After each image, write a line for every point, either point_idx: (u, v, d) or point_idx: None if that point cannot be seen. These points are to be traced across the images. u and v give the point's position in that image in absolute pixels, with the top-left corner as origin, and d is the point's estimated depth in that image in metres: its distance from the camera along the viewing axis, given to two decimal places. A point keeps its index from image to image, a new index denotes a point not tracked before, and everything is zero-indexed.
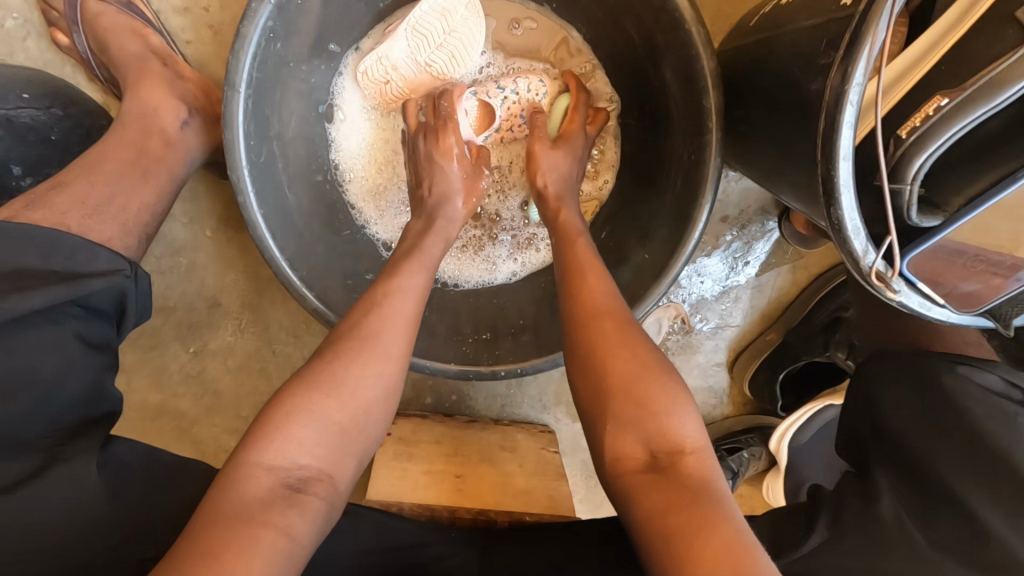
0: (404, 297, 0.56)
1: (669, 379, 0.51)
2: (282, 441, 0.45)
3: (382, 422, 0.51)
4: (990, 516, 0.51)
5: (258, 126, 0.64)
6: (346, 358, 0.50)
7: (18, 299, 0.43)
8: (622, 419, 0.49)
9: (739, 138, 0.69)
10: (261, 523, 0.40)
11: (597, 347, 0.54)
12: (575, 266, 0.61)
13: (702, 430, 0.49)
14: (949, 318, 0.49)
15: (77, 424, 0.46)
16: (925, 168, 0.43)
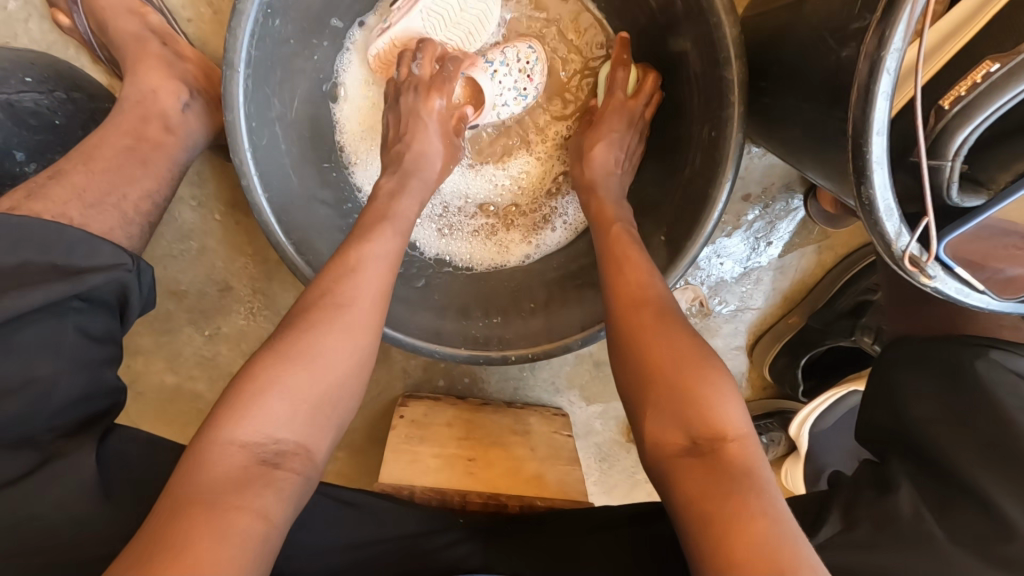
0: (373, 263, 0.54)
1: (709, 362, 0.48)
2: (246, 417, 0.43)
3: (356, 388, 0.49)
4: (1015, 509, 0.48)
5: (259, 106, 0.63)
6: (315, 327, 0.49)
7: (14, 297, 0.42)
8: (660, 405, 0.47)
9: (764, 113, 0.64)
10: (228, 505, 0.38)
11: (645, 332, 0.52)
12: (612, 256, 0.60)
13: (745, 416, 0.46)
14: (989, 305, 0.45)
15: (77, 417, 0.47)
16: (970, 142, 0.38)
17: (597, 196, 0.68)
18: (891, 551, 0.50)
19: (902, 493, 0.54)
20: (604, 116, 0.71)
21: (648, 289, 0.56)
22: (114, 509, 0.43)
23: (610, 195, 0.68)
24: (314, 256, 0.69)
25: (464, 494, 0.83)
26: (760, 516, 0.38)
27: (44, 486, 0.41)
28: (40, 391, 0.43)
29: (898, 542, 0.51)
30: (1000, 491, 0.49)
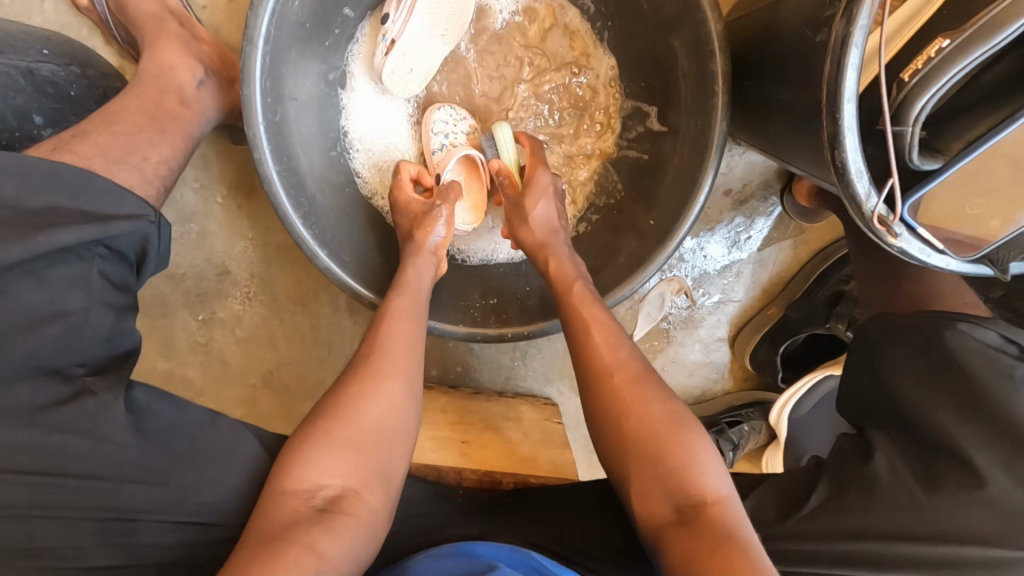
0: (402, 332, 0.62)
1: (680, 427, 0.53)
2: (308, 466, 0.49)
3: (402, 446, 0.55)
4: (985, 462, 0.51)
5: (274, 84, 0.66)
6: (357, 384, 0.55)
7: (48, 234, 0.43)
8: (647, 472, 0.51)
9: (746, 106, 0.70)
10: (295, 543, 0.43)
11: (622, 397, 0.56)
12: (578, 317, 0.64)
13: (724, 483, 0.51)
14: (948, 265, 0.49)
15: (104, 357, 0.47)
16: (928, 109, 0.43)
17: (550, 252, 0.72)
18: (880, 512, 0.54)
19: (881, 458, 0.57)
20: (529, 180, 0.76)
21: (623, 353, 0.59)
22: (138, 444, 0.44)
23: (563, 251, 0.72)
24: (320, 231, 0.72)
25: (460, 471, 0.84)
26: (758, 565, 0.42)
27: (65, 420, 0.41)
28: (72, 323, 0.44)
29: (878, 505, 0.54)
30: (973, 446, 0.52)
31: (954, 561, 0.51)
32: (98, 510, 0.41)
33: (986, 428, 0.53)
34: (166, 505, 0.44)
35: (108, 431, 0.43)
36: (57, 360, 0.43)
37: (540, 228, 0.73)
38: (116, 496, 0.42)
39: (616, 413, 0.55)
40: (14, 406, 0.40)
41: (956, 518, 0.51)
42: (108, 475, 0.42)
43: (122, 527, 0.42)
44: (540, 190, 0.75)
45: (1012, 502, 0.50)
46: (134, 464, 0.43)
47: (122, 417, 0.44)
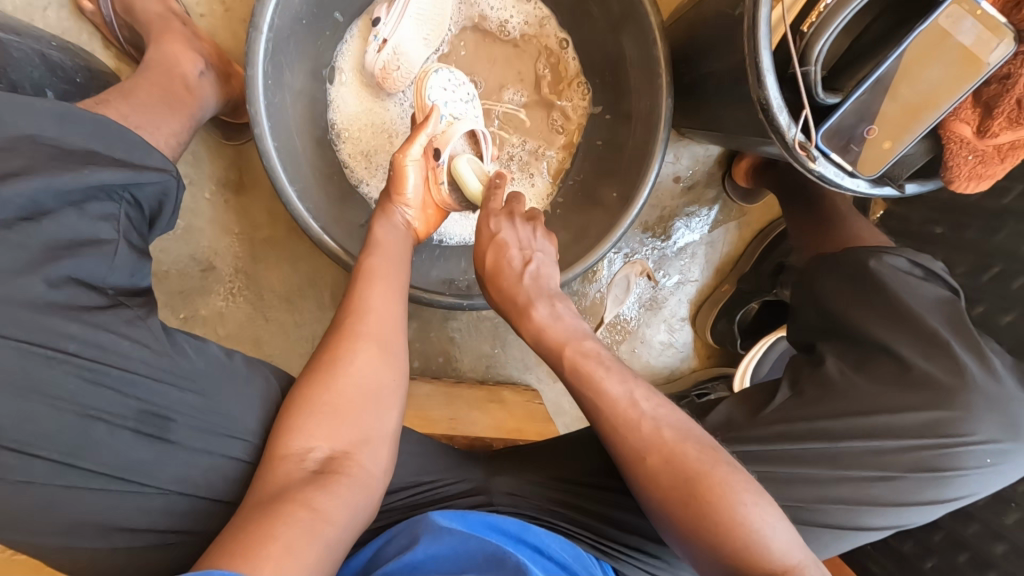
0: (378, 295, 0.61)
1: (734, 486, 0.50)
2: (298, 432, 0.51)
3: (390, 403, 0.56)
4: (913, 354, 0.63)
5: (274, 69, 0.73)
6: (342, 345, 0.56)
7: (92, 170, 0.48)
8: (700, 540, 0.49)
9: (686, 90, 0.83)
10: (290, 502, 0.45)
11: (670, 467, 0.52)
12: (588, 376, 0.59)
13: (789, 544, 0.48)
14: (858, 187, 0.60)
15: (129, 287, 0.50)
16: (824, 51, 0.55)
17: (532, 317, 0.66)
18: (834, 400, 0.62)
19: (830, 362, 0.66)
20: (484, 227, 0.70)
21: (660, 419, 0.55)
22: (172, 353, 0.48)
23: (548, 304, 0.67)
24: (312, 207, 0.77)
25: (452, 437, 0.89)
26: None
27: (98, 321, 0.44)
28: (104, 252, 0.48)
29: (831, 396, 0.62)
30: (898, 340, 0.64)
31: (899, 431, 0.60)
32: (134, 402, 0.45)
33: (905, 325, 0.64)
34: (195, 410, 0.48)
35: (142, 337, 0.47)
36: (94, 276, 0.47)
37: (512, 293, 0.67)
38: (151, 392, 0.46)
39: (665, 483, 0.52)
40: (64, 301, 0.43)
41: (897, 397, 0.61)
42: (146, 373, 0.46)
43: (157, 421, 0.46)
44: (495, 244, 0.68)
45: (933, 378, 0.61)
46: (168, 368, 0.47)
47: (156, 328, 0.48)
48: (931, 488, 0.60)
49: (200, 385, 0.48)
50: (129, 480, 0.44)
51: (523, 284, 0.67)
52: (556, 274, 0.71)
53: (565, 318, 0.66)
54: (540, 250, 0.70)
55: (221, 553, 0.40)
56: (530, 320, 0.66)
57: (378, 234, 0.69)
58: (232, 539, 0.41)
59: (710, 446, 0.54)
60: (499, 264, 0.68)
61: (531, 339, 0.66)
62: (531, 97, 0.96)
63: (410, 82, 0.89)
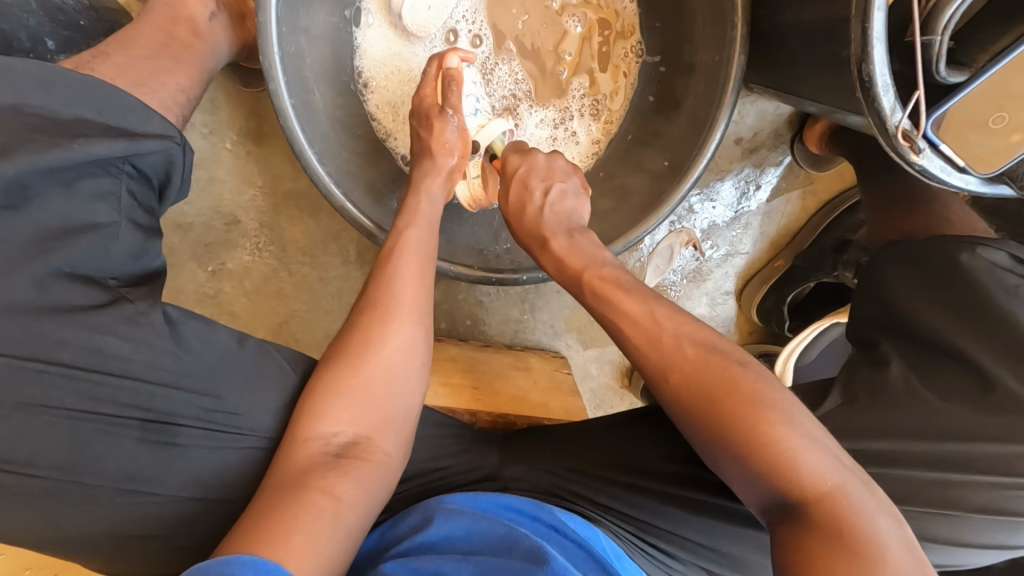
0: (405, 271, 0.57)
1: (779, 403, 0.44)
2: (321, 416, 0.49)
3: (415, 386, 0.54)
4: (997, 370, 0.50)
5: (287, 13, 0.65)
6: (375, 321, 0.54)
7: (81, 142, 0.43)
8: (730, 458, 0.44)
9: (762, 41, 0.70)
10: (311, 487, 0.44)
11: (691, 385, 0.47)
12: (597, 294, 0.56)
13: (833, 467, 0.41)
14: (967, 185, 0.50)
15: (134, 275, 0.47)
16: (958, 16, 0.43)
17: (551, 248, 0.62)
18: (891, 411, 0.52)
19: (894, 367, 0.55)
20: (511, 161, 0.66)
21: (685, 333, 0.49)
22: (175, 352, 0.45)
23: (581, 237, 0.62)
24: (334, 170, 0.71)
25: (474, 412, 0.85)
26: None
27: (98, 322, 0.42)
28: (102, 236, 0.44)
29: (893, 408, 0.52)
30: (982, 352, 0.51)
31: (962, 457, 0.49)
32: (135, 411, 0.43)
33: (990, 331, 0.52)
34: (203, 414, 0.46)
35: (141, 335, 0.44)
36: (93, 270, 0.44)
37: (534, 226, 0.63)
38: (155, 399, 0.44)
39: (691, 403, 0.47)
40: (54, 305, 0.41)
41: (965, 419, 0.50)
42: (146, 379, 0.44)
43: (162, 430, 0.44)
44: (520, 181, 0.64)
45: (1020, 399, 0.48)
46: (173, 370, 0.45)
47: (158, 324, 0.45)
48: (1002, 532, 0.49)
49: (209, 388, 0.46)
50: (134, 489, 0.43)
51: (544, 216, 0.63)
52: (582, 208, 0.66)
53: (585, 246, 0.61)
54: (565, 189, 0.65)
55: (239, 541, 0.39)
56: (549, 251, 0.62)
57: (410, 199, 0.66)
58: (253, 524, 0.40)
59: (741, 359, 0.47)
60: (520, 199, 0.64)
61: (551, 266, 0.62)
62: (580, 38, 0.83)
63: (442, 25, 0.79)
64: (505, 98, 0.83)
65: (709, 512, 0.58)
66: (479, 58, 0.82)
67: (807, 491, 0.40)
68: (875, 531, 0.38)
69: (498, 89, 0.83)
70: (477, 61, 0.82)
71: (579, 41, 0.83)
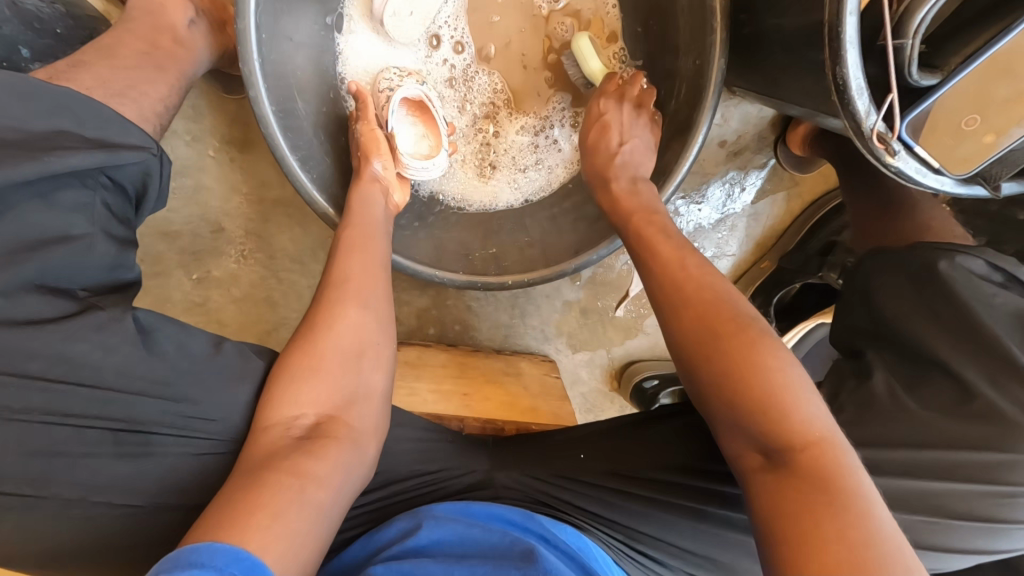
0: (357, 263, 0.59)
1: (781, 360, 0.45)
2: (280, 403, 0.48)
3: (379, 365, 0.54)
4: (975, 379, 0.51)
5: (268, 20, 0.65)
6: (332, 309, 0.54)
7: (56, 155, 0.43)
8: (727, 411, 0.45)
9: (743, 46, 0.70)
10: (280, 470, 0.43)
11: (704, 332, 0.49)
12: (643, 244, 0.60)
13: (826, 423, 0.42)
14: (943, 186, 0.51)
15: (103, 286, 0.47)
16: (928, 20, 0.44)
17: (611, 190, 0.69)
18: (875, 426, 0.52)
19: (878, 377, 0.56)
20: (596, 107, 0.75)
21: (706, 285, 0.52)
22: (150, 359, 0.44)
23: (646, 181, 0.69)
24: (317, 177, 0.71)
25: (463, 419, 0.84)
26: (859, 531, 0.35)
27: (76, 331, 0.42)
28: (75, 247, 0.44)
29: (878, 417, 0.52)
30: (964, 363, 0.52)
31: (943, 466, 0.50)
32: (111, 421, 0.43)
33: (971, 342, 0.52)
34: (178, 421, 0.45)
35: (112, 343, 0.43)
36: (63, 280, 0.44)
37: (604, 164, 0.71)
38: (130, 407, 0.43)
39: (697, 348, 0.49)
40: (27, 317, 0.40)
41: (948, 428, 0.50)
42: (120, 387, 0.43)
43: (137, 438, 0.43)
44: (600, 124, 0.73)
45: (1001, 412, 0.49)
46: (147, 378, 0.44)
47: (130, 332, 0.44)
48: (985, 537, 0.50)
49: (184, 393, 0.45)
50: (108, 504, 0.42)
51: (614, 162, 0.70)
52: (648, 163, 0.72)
53: (644, 194, 0.67)
54: (634, 137, 0.72)
55: (206, 530, 0.37)
56: (610, 193, 0.69)
57: (351, 205, 0.65)
58: (221, 512, 0.39)
59: (753, 320, 0.49)
60: (598, 142, 0.73)
61: (609, 208, 0.69)
62: (563, 42, 0.83)
63: (424, 31, 0.80)
64: (483, 103, 0.85)
65: (696, 519, 0.58)
66: (460, 65, 0.83)
67: (793, 441, 0.41)
68: (856, 482, 0.38)
69: (478, 95, 0.85)
70: (456, 67, 0.83)
71: (561, 45, 0.83)
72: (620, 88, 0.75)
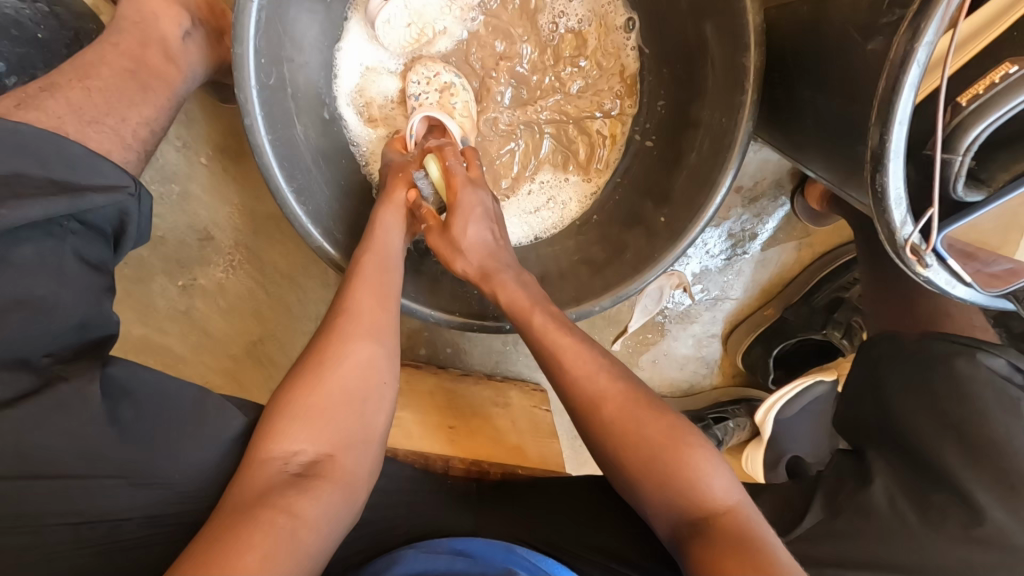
0: (369, 292, 0.57)
1: (683, 431, 0.48)
2: (279, 437, 0.46)
3: (383, 402, 0.52)
4: (985, 497, 0.49)
5: (269, 43, 0.60)
6: (337, 343, 0.52)
7: (11, 208, 0.40)
8: (644, 483, 0.47)
9: (772, 105, 0.66)
10: (271, 506, 0.41)
11: (607, 410, 0.50)
12: (534, 330, 0.58)
13: (729, 482, 0.45)
14: (972, 299, 0.48)
15: (79, 346, 0.45)
16: (981, 138, 0.40)
17: (494, 280, 0.62)
18: (873, 542, 0.51)
19: (877, 486, 0.54)
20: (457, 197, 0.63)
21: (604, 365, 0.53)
22: (113, 438, 0.41)
23: (515, 276, 0.63)
24: (312, 208, 0.67)
25: (447, 459, 0.81)
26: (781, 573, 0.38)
27: (39, 414, 0.39)
28: (42, 308, 0.42)
29: (879, 533, 0.51)
30: (976, 482, 0.50)
31: None
32: (71, 513, 0.40)
33: (984, 456, 0.51)
34: (146, 506, 0.42)
35: (74, 421, 0.40)
36: (27, 347, 0.41)
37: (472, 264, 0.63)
38: (89, 495, 0.40)
39: (604, 425, 0.49)
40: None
41: (952, 551, 0.49)
42: (77, 472, 0.40)
43: (102, 528, 0.41)
44: (455, 214, 0.63)
45: (1008, 538, 0.47)
46: (108, 460, 0.41)
47: (94, 401, 0.41)
48: None
49: (148, 471, 0.42)
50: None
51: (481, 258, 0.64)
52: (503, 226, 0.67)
53: (532, 288, 0.63)
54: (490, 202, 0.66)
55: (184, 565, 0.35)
56: (490, 282, 0.63)
57: (374, 230, 0.63)
58: (200, 549, 0.36)
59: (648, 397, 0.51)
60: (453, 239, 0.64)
61: (494, 296, 0.62)
62: (582, 77, 0.79)
63: (418, 41, 0.74)
64: (500, 133, 0.80)
65: None
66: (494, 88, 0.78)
67: (710, 507, 0.44)
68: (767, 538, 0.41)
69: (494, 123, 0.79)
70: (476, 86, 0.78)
71: (580, 80, 0.79)
72: (449, 155, 0.65)
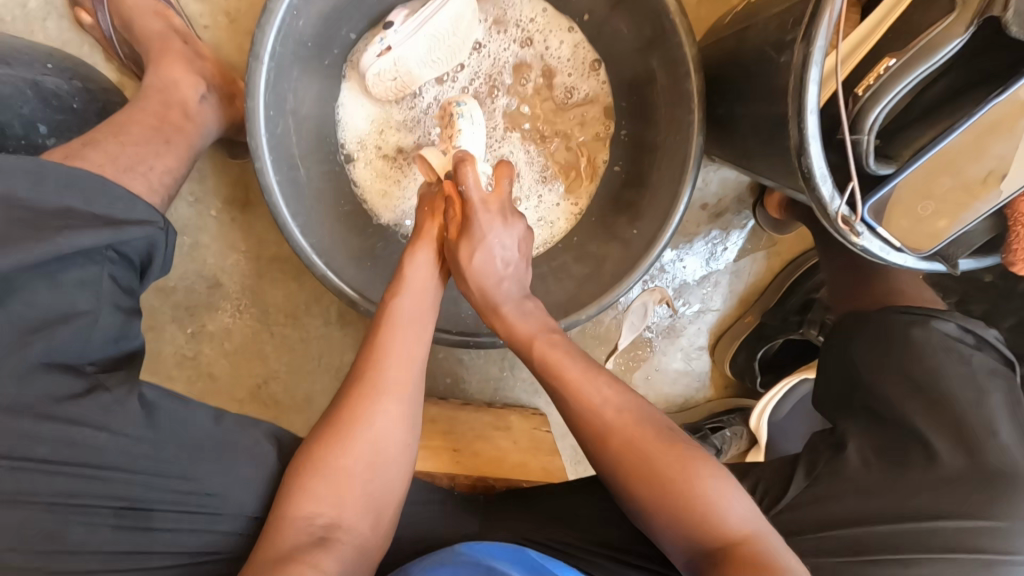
0: (403, 343, 0.60)
1: (705, 462, 0.51)
2: (306, 498, 0.50)
3: (404, 458, 0.55)
4: (944, 446, 0.53)
5: (276, 97, 0.69)
6: (363, 401, 0.55)
7: (66, 235, 0.47)
8: (663, 518, 0.50)
9: (718, 124, 0.76)
10: (298, 564, 0.45)
11: (630, 454, 0.52)
12: (545, 362, 0.61)
13: (747, 511, 0.48)
14: (906, 262, 0.54)
15: (109, 360, 0.50)
16: (880, 119, 0.48)
17: (502, 313, 0.67)
18: (853, 492, 0.54)
19: (852, 449, 0.58)
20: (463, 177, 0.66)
21: (620, 407, 0.55)
22: (151, 439, 0.47)
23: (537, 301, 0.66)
24: (316, 241, 0.73)
25: (453, 476, 0.84)
26: None
27: (83, 411, 0.44)
28: (83, 323, 0.47)
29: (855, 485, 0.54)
30: (938, 432, 0.54)
31: (931, 536, 0.50)
32: (113, 500, 0.44)
33: (941, 405, 0.56)
34: (179, 498, 0.47)
35: (115, 422, 0.45)
36: (70, 359, 0.46)
37: (482, 297, 0.68)
38: (130, 487, 0.45)
39: (631, 477, 0.52)
40: (33, 398, 0.43)
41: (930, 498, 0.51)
42: (121, 465, 0.45)
43: (139, 514, 0.45)
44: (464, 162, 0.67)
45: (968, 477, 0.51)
46: (149, 457, 0.46)
47: (135, 411, 0.47)
48: None
49: (180, 471, 0.47)
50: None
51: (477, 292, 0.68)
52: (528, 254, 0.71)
53: (535, 312, 0.67)
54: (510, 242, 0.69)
55: None
56: (501, 316, 0.67)
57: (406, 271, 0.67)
58: None
59: (675, 438, 0.53)
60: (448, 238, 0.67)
61: (505, 333, 0.67)
62: (558, 112, 0.88)
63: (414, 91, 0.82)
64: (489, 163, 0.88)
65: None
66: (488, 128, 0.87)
67: (730, 535, 0.46)
68: (783, 563, 0.44)
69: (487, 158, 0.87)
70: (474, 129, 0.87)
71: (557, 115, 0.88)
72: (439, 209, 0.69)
